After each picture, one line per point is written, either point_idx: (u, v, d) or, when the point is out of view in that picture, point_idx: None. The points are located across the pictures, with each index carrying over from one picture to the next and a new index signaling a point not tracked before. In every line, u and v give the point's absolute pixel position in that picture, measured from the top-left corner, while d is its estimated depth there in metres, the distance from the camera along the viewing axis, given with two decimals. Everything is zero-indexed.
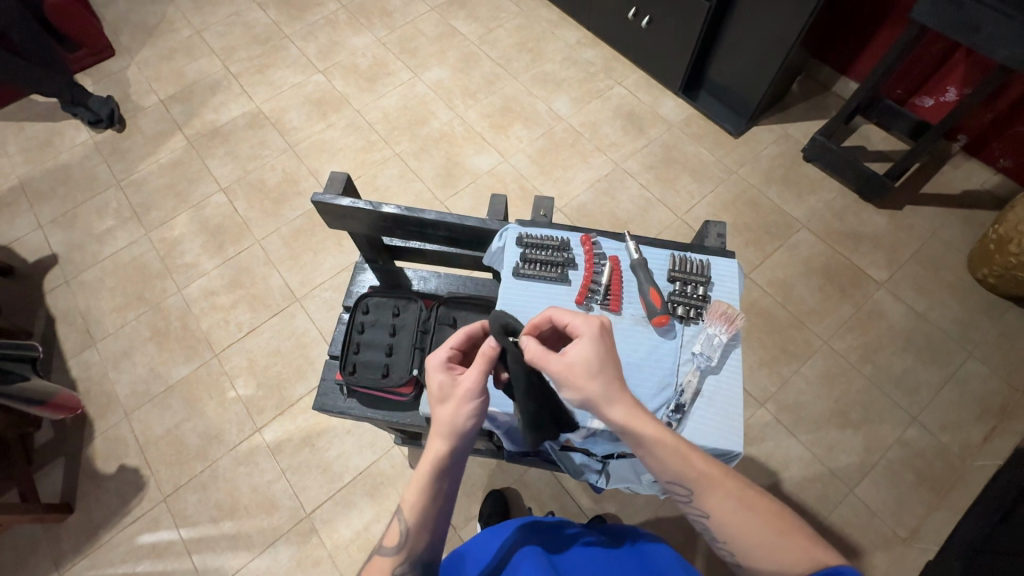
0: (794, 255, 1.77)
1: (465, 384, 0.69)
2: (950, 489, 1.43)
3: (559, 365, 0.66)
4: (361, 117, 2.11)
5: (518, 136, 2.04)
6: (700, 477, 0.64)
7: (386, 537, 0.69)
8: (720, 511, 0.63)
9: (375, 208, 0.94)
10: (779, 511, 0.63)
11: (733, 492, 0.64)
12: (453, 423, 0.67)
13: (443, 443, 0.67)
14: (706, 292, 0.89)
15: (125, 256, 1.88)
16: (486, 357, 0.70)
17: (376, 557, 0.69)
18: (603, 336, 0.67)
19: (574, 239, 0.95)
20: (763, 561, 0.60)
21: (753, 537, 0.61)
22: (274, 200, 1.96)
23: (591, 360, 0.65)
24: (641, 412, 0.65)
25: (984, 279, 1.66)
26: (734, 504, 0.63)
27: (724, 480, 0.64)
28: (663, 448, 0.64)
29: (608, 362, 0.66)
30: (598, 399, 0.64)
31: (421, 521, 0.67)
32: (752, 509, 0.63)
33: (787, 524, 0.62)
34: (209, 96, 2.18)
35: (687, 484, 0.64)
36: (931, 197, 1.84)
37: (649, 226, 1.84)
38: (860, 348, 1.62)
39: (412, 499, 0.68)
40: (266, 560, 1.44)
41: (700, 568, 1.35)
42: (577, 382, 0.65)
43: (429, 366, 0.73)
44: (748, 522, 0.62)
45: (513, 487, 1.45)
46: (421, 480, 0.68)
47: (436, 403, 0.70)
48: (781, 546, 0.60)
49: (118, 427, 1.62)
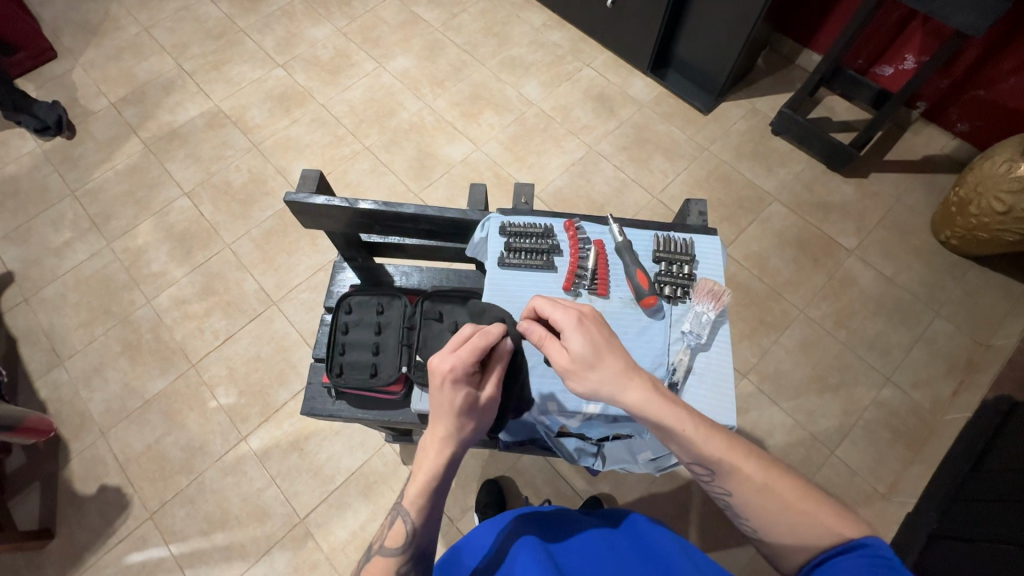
0: (768, 228, 1.81)
1: (486, 393, 0.70)
2: (924, 444, 1.50)
3: (562, 359, 0.68)
4: (326, 111, 2.05)
5: (489, 123, 2.01)
6: (721, 457, 0.65)
7: (388, 537, 0.69)
8: (742, 491, 0.65)
9: (350, 205, 0.91)
10: (802, 489, 0.65)
11: (754, 472, 0.65)
12: (470, 433, 0.69)
13: (456, 451, 0.69)
14: (691, 271, 0.90)
15: (87, 269, 1.79)
16: (503, 361, 0.72)
17: (376, 559, 0.69)
18: (585, 324, 0.68)
19: (558, 225, 0.94)
20: (786, 538, 0.63)
21: (775, 513, 0.63)
22: (241, 202, 1.90)
23: (583, 352, 0.67)
24: (658, 395, 0.66)
25: (947, 241, 1.72)
26: (757, 486, 0.65)
27: (746, 460, 0.65)
28: (684, 432, 0.65)
29: (600, 349, 0.67)
30: (607, 386, 0.66)
31: (428, 520, 0.69)
32: (773, 486, 0.64)
33: (811, 504, 0.63)
34: (163, 97, 2.08)
35: (708, 464, 0.66)
36: (895, 164, 1.90)
37: (626, 207, 1.85)
38: (834, 316, 1.67)
39: (417, 497, 0.69)
40: (262, 568, 1.42)
41: (694, 538, 1.39)
42: (577, 376, 0.67)
43: (448, 377, 0.66)
44: (768, 499, 0.64)
45: (508, 476, 1.46)
46: (429, 483, 0.69)
47: (458, 413, 0.68)
48: (805, 521, 0.62)
49: (95, 447, 1.56)
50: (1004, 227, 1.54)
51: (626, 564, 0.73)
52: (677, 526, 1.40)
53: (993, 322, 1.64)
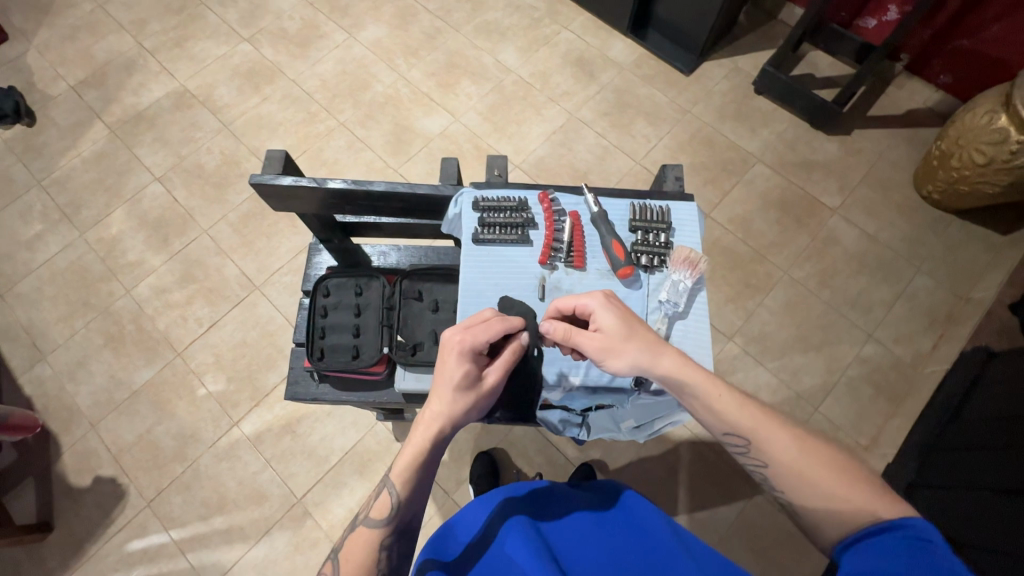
0: (751, 190, 1.80)
1: (490, 379, 0.71)
2: (904, 397, 1.53)
3: (596, 341, 0.71)
4: (297, 87, 1.98)
5: (467, 93, 1.95)
6: (754, 425, 0.65)
7: (372, 509, 0.69)
8: (779, 459, 0.64)
9: (319, 185, 0.89)
10: (839, 464, 0.62)
11: (790, 442, 0.64)
12: (465, 412, 0.70)
13: (448, 427, 0.69)
14: (668, 239, 0.89)
15: (61, 261, 1.75)
16: (514, 355, 0.74)
17: (360, 529, 0.69)
18: (610, 302, 0.73)
19: (532, 197, 0.92)
20: (821, 510, 0.61)
21: (814, 480, 0.61)
22: (215, 185, 1.85)
23: (617, 327, 0.71)
24: (687, 364, 0.69)
25: (929, 196, 1.73)
26: (794, 456, 0.63)
27: (780, 427, 0.65)
28: (717, 398, 0.66)
29: (630, 322, 0.72)
30: (643, 355, 0.69)
31: (413, 496, 0.69)
32: (809, 456, 0.63)
33: (847, 477, 0.61)
34: (125, 78, 1.99)
35: (742, 434, 0.66)
36: (878, 119, 1.87)
37: (609, 175, 1.83)
38: (818, 275, 1.68)
39: (405, 471, 0.69)
40: (263, 549, 1.45)
41: (684, 498, 1.43)
42: (616, 349, 0.70)
43: (457, 349, 0.69)
44: (805, 469, 0.62)
45: (501, 447, 1.49)
46: (420, 457, 0.69)
47: (458, 388, 0.69)
48: (843, 497, 0.60)
49: (86, 440, 1.56)
50: (984, 179, 1.54)
51: (616, 545, 0.76)
52: (667, 487, 1.44)
53: (972, 275, 1.66)
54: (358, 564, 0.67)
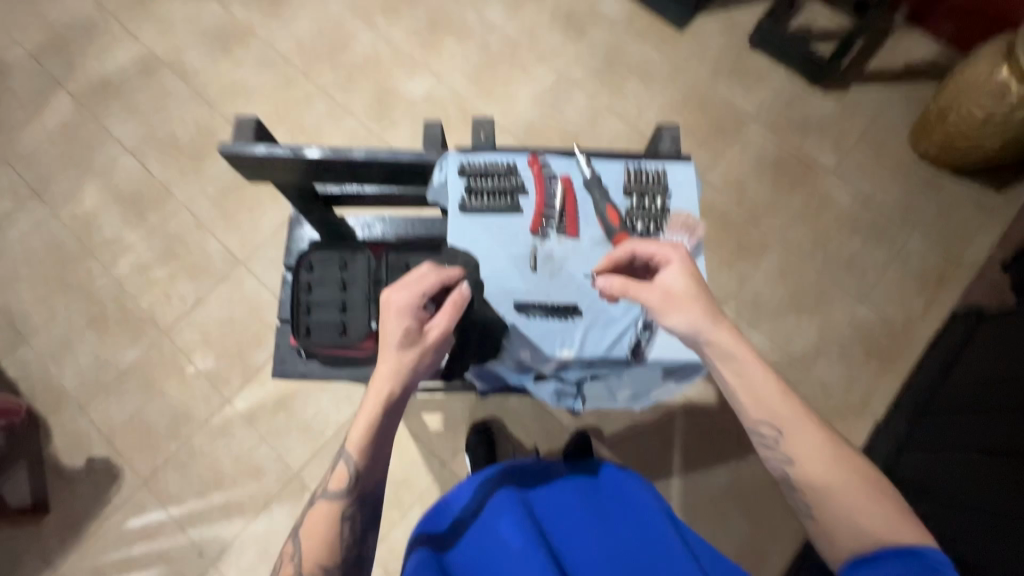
0: (746, 151, 1.75)
1: (433, 332, 0.69)
2: (894, 357, 1.55)
3: (662, 292, 0.71)
4: (271, 50, 1.87)
5: (451, 53, 1.86)
6: (792, 420, 0.67)
7: (331, 481, 0.69)
8: (807, 456, 0.66)
9: (296, 153, 0.84)
10: (867, 484, 0.64)
11: (825, 443, 0.67)
12: (413, 369, 0.68)
13: (398, 388, 0.67)
14: (664, 203, 0.86)
15: (35, 240, 1.68)
16: (457, 304, 0.70)
17: (320, 503, 0.69)
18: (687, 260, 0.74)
19: (521, 161, 0.88)
20: (840, 515, 0.63)
21: (838, 490, 0.64)
22: (191, 157, 1.77)
23: (689, 284, 0.71)
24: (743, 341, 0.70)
25: (926, 153, 1.69)
26: (826, 460, 0.65)
27: (817, 431, 0.67)
28: (762, 382, 0.69)
29: (701, 287, 0.72)
30: (706, 320, 0.70)
31: (369, 464, 0.68)
32: (837, 464, 0.65)
33: (874, 494, 0.63)
34: (87, 42, 1.87)
35: (777, 425, 0.68)
36: (878, 74, 1.82)
37: (601, 138, 1.77)
38: (812, 237, 1.66)
39: (359, 442, 0.67)
40: (263, 522, 1.46)
41: (678, 461, 1.45)
42: (681, 306, 0.71)
43: (395, 305, 0.68)
44: (833, 478, 0.64)
45: (497, 417, 1.49)
46: (371, 425, 0.67)
47: (398, 346, 0.67)
48: (863, 508, 0.62)
49: (76, 421, 1.54)
50: (983, 135, 1.51)
51: (601, 520, 0.80)
52: (661, 451, 1.46)
53: (966, 234, 1.65)
54: (321, 536, 0.67)
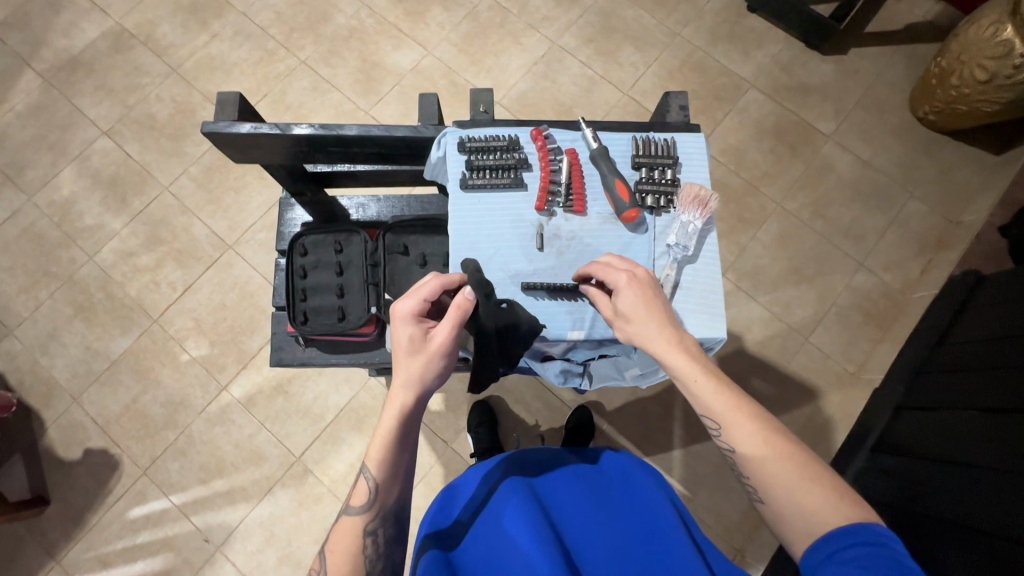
0: (745, 119, 1.71)
1: (437, 339, 0.67)
2: (892, 323, 1.56)
3: (608, 313, 0.72)
4: (248, 21, 1.78)
5: (438, 22, 1.78)
6: (726, 414, 0.64)
7: (353, 497, 0.69)
8: (745, 446, 0.63)
9: (284, 131, 0.79)
10: (804, 464, 0.61)
11: (760, 430, 0.63)
12: (421, 377, 0.67)
13: (408, 396, 0.66)
14: (674, 175, 0.83)
15: (12, 228, 1.62)
16: (461, 309, 0.67)
17: (342, 519, 0.69)
18: (630, 279, 0.70)
19: (524, 135, 0.84)
20: (783, 500, 0.60)
21: (775, 473, 0.61)
22: (171, 137, 1.70)
23: (627, 305, 0.69)
24: (678, 346, 0.67)
25: (925, 117, 1.67)
26: (762, 447, 0.62)
27: (748, 419, 0.63)
28: (691, 383, 0.65)
29: (645, 306, 0.69)
30: (640, 337, 0.68)
31: (389, 475, 0.67)
32: (773, 450, 0.62)
33: (808, 471, 0.60)
34: (52, 16, 1.77)
35: (714, 418, 0.65)
36: (878, 35, 1.77)
37: (596, 108, 1.72)
38: (811, 206, 1.64)
39: (377, 455, 0.67)
40: (267, 506, 1.46)
41: (678, 433, 1.47)
42: (622, 326, 0.70)
43: (397, 315, 0.69)
44: (769, 462, 0.61)
45: (497, 395, 1.48)
46: (388, 435, 0.67)
47: (405, 354, 0.68)
48: (803, 490, 0.59)
49: (70, 413, 1.51)
50: (984, 97, 1.48)
51: (606, 506, 0.81)
52: (663, 424, 1.47)
53: (965, 198, 1.64)
54: (343, 552, 0.66)
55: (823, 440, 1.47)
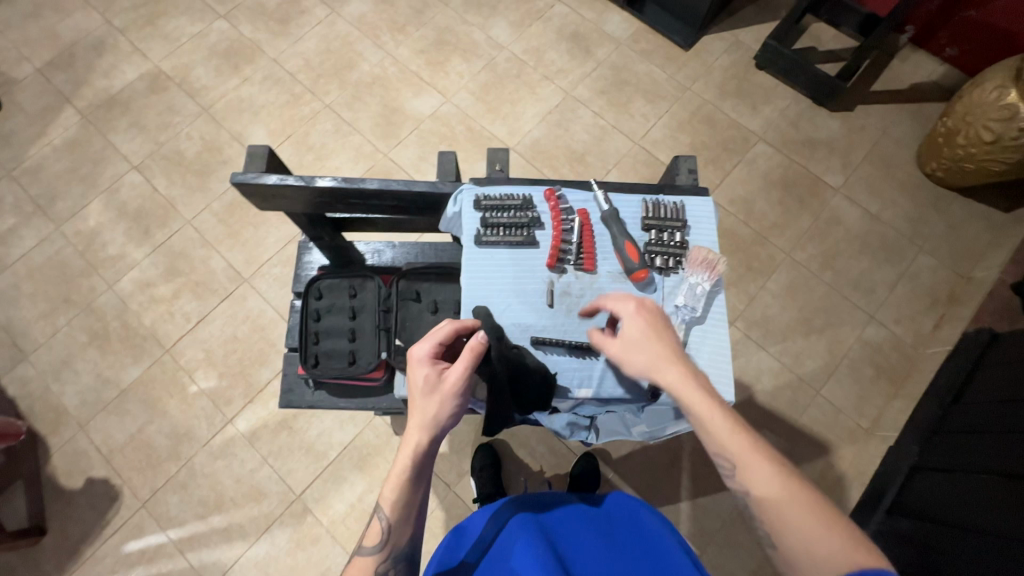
0: (753, 170, 1.75)
1: (451, 379, 0.68)
2: (904, 378, 1.53)
3: (616, 344, 0.72)
4: (278, 67, 1.88)
5: (458, 71, 1.87)
6: (740, 454, 0.63)
7: (366, 537, 0.68)
8: (760, 487, 0.61)
9: (308, 183, 0.83)
10: (819, 508, 0.59)
11: (775, 473, 0.62)
12: (436, 417, 0.67)
13: (423, 438, 0.66)
14: (683, 238, 0.85)
15: (39, 256, 1.67)
16: (474, 351, 0.69)
17: (355, 560, 0.67)
18: (640, 311, 0.72)
19: (538, 194, 0.88)
20: (802, 547, 0.57)
21: (792, 521, 0.59)
22: (197, 173, 1.77)
23: (639, 334, 0.70)
24: (693, 380, 0.66)
25: (933, 173, 1.69)
26: (777, 488, 0.61)
27: (764, 461, 0.62)
28: (705, 419, 0.65)
29: (655, 336, 0.70)
30: (650, 366, 0.69)
31: (403, 515, 0.67)
32: (788, 493, 0.60)
33: (826, 518, 0.58)
34: (95, 58, 1.88)
35: (729, 457, 0.64)
36: (883, 94, 1.82)
37: (607, 156, 1.77)
38: (820, 257, 1.65)
39: (391, 496, 0.66)
40: (264, 546, 1.43)
41: (686, 485, 1.43)
42: (630, 358, 0.70)
43: (414, 357, 0.70)
44: (783, 505, 0.60)
45: (501, 440, 1.47)
46: (403, 475, 0.66)
47: (420, 395, 0.68)
48: (820, 534, 0.57)
49: (76, 441, 1.51)
50: (991, 157, 1.51)
51: (614, 547, 0.79)
52: (669, 474, 1.44)
53: (975, 254, 1.64)
54: None
55: (836, 499, 1.43)
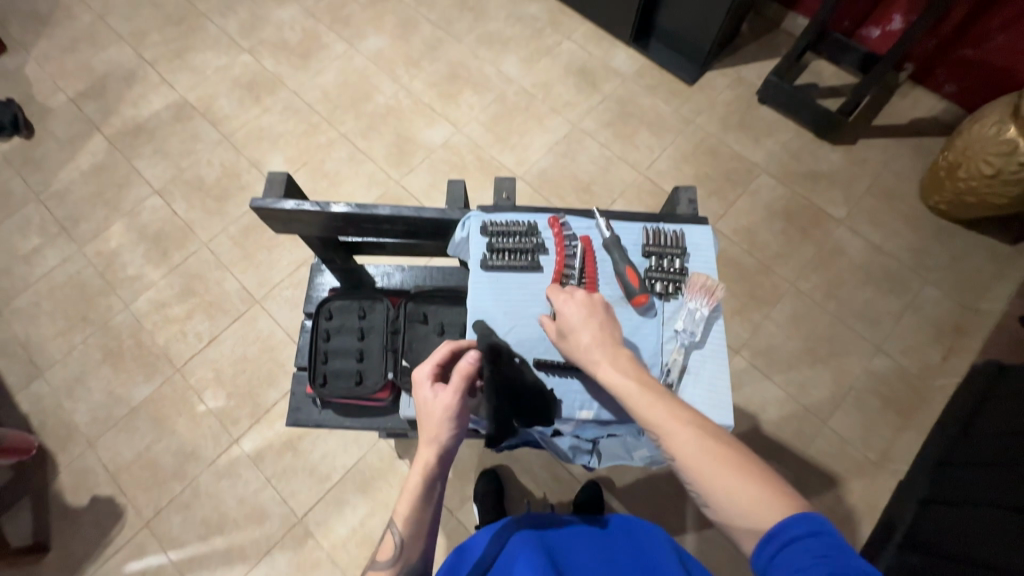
0: (757, 200, 1.78)
1: (457, 395, 0.69)
2: (913, 410, 1.51)
3: (553, 333, 0.74)
4: (297, 98, 1.96)
5: (469, 104, 1.94)
6: (662, 423, 0.60)
7: (379, 552, 0.68)
8: (680, 454, 0.58)
9: (323, 209, 0.87)
10: (738, 460, 0.56)
11: (693, 433, 0.59)
12: (445, 433, 0.68)
13: (434, 453, 0.67)
14: (683, 264, 0.87)
15: (60, 275, 1.73)
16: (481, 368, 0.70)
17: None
18: (570, 299, 0.73)
19: (542, 221, 0.91)
20: (728, 508, 0.55)
21: (712, 480, 0.56)
22: (216, 198, 1.83)
23: (569, 320, 0.72)
24: (617, 360, 0.66)
25: (936, 206, 1.71)
26: (694, 448, 0.58)
27: (682, 425, 0.59)
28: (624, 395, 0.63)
29: (582, 320, 0.71)
30: (579, 350, 0.70)
31: (415, 529, 0.67)
32: (709, 454, 0.57)
33: (742, 470, 0.56)
34: (125, 89, 1.98)
35: (651, 429, 0.61)
36: (884, 128, 1.86)
37: (613, 186, 1.81)
38: (824, 286, 1.66)
39: (404, 511, 0.67)
40: (263, 569, 1.42)
41: (691, 516, 1.41)
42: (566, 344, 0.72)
43: (418, 377, 0.72)
44: (703, 466, 0.57)
45: (504, 465, 1.46)
46: (416, 490, 0.67)
47: (428, 413, 0.69)
48: (738, 488, 0.55)
49: (84, 458, 1.53)
50: (992, 191, 1.53)
51: (616, 565, 0.78)
52: (674, 504, 1.42)
53: (980, 286, 1.65)
54: None
55: (845, 534, 1.40)
